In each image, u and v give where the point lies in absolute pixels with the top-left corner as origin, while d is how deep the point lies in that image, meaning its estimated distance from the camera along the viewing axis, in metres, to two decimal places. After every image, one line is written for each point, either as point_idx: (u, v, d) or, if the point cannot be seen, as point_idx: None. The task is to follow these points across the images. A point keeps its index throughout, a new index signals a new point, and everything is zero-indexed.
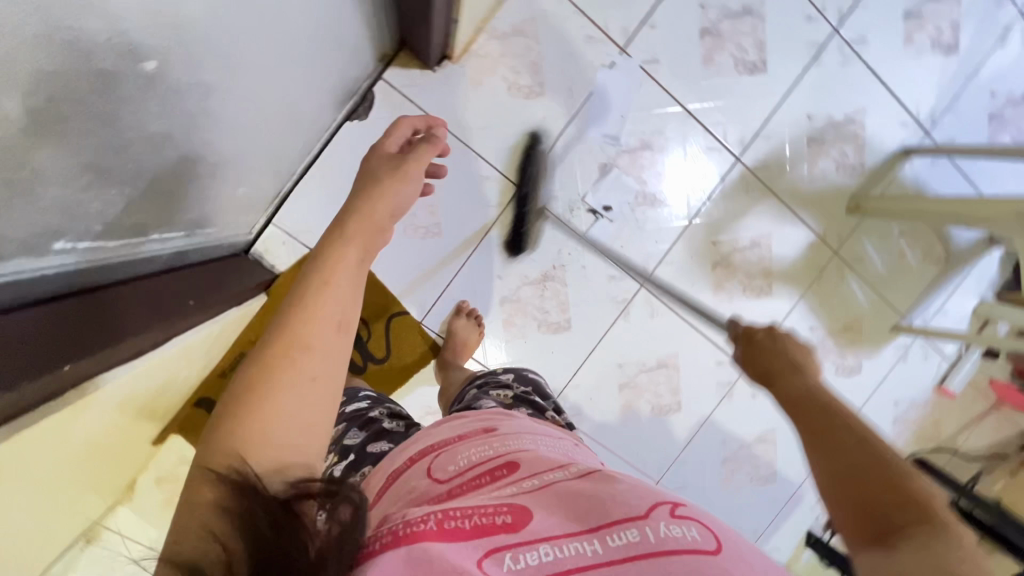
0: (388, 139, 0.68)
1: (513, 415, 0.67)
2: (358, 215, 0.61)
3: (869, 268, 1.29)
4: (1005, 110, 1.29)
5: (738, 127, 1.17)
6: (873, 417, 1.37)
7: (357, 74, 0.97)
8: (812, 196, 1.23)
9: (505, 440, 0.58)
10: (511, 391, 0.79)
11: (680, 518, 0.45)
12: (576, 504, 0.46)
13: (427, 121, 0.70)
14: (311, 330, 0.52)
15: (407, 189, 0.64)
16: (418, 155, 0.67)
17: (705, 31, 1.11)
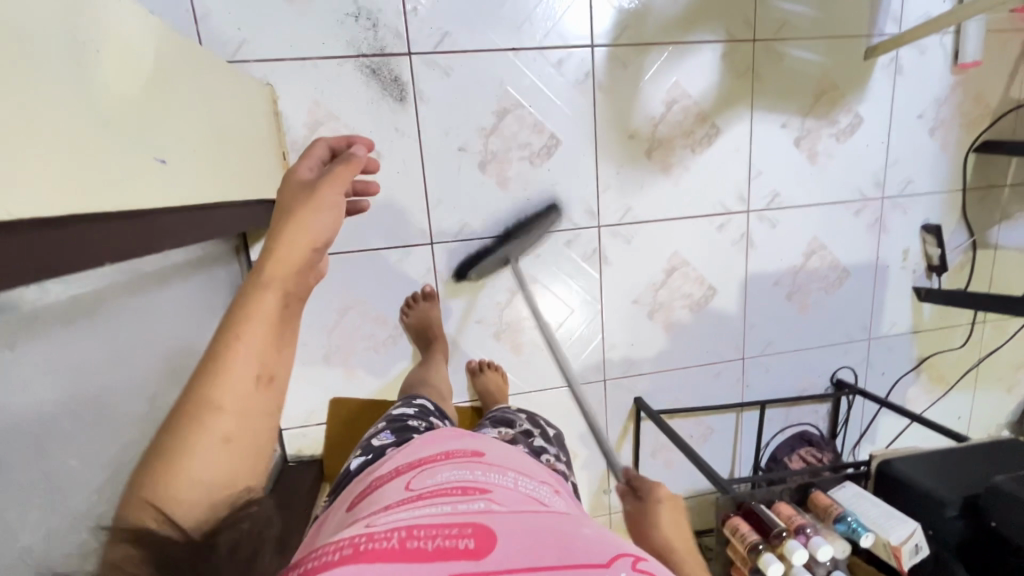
0: (301, 166, 0.66)
1: (513, 452, 0.64)
2: (274, 248, 0.59)
3: (799, 23, 1.09)
4: None
5: (569, 18, 1.01)
6: (905, 147, 1.21)
7: (230, 282, 0.97)
8: (691, 10, 1.05)
9: (486, 468, 0.55)
10: (511, 431, 0.87)
11: (641, 573, 0.38)
12: (547, 539, 0.40)
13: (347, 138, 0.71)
14: (224, 390, 0.52)
15: (323, 215, 0.62)
16: (331, 177, 0.64)
17: None
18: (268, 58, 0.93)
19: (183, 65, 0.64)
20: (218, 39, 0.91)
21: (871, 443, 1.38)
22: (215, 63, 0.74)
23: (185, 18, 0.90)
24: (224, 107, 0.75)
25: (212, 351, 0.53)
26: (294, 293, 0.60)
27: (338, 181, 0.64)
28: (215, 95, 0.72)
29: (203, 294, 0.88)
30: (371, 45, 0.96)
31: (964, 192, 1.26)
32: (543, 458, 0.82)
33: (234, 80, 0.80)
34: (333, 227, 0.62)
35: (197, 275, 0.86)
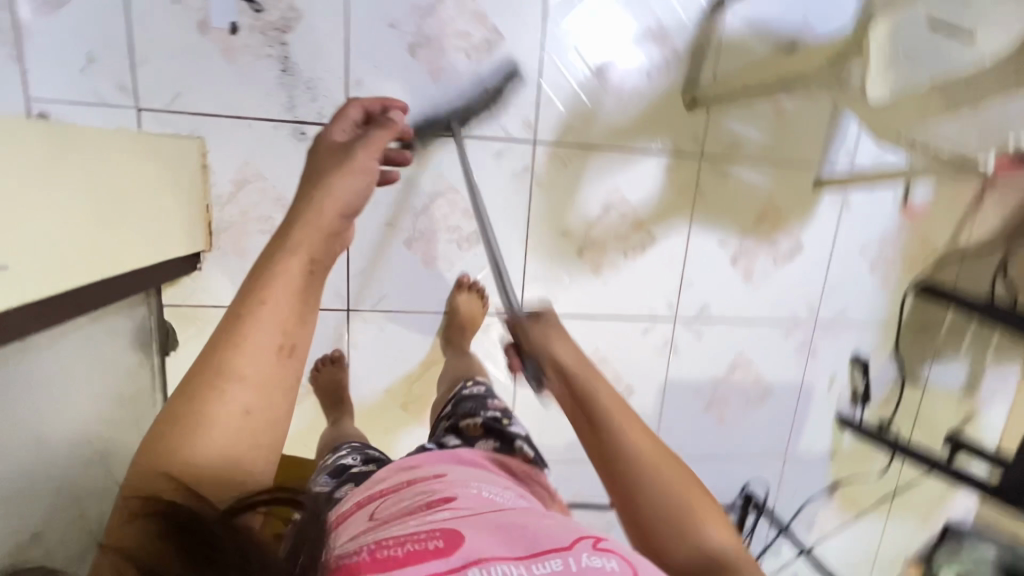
0: (337, 130, 0.81)
1: (473, 469, 0.60)
2: (302, 225, 0.68)
3: (750, 146, 1.09)
4: None
5: (513, 113, 1.01)
6: (844, 277, 1.20)
7: (133, 325, 0.96)
8: (641, 120, 1.05)
9: (447, 485, 0.53)
10: (477, 420, 0.83)
11: (602, 549, 0.41)
12: (514, 531, 0.43)
13: (381, 102, 0.87)
14: (245, 362, 0.58)
15: (352, 182, 0.75)
16: (367, 144, 0.79)
17: (414, 47, 0.96)
18: (202, 112, 0.93)
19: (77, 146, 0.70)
20: (153, 87, 0.91)
21: (775, 556, 1.38)
22: (121, 137, 0.79)
23: (123, 61, 0.90)
24: (127, 180, 0.79)
25: (233, 326, 0.59)
26: (315, 256, 0.68)
27: (371, 150, 0.78)
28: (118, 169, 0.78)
29: (94, 339, 0.86)
30: (310, 113, 0.96)
31: (899, 329, 1.26)
32: (515, 446, 0.78)
33: (144, 150, 0.84)
34: (363, 193, 0.75)
35: (92, 323, 0.85)
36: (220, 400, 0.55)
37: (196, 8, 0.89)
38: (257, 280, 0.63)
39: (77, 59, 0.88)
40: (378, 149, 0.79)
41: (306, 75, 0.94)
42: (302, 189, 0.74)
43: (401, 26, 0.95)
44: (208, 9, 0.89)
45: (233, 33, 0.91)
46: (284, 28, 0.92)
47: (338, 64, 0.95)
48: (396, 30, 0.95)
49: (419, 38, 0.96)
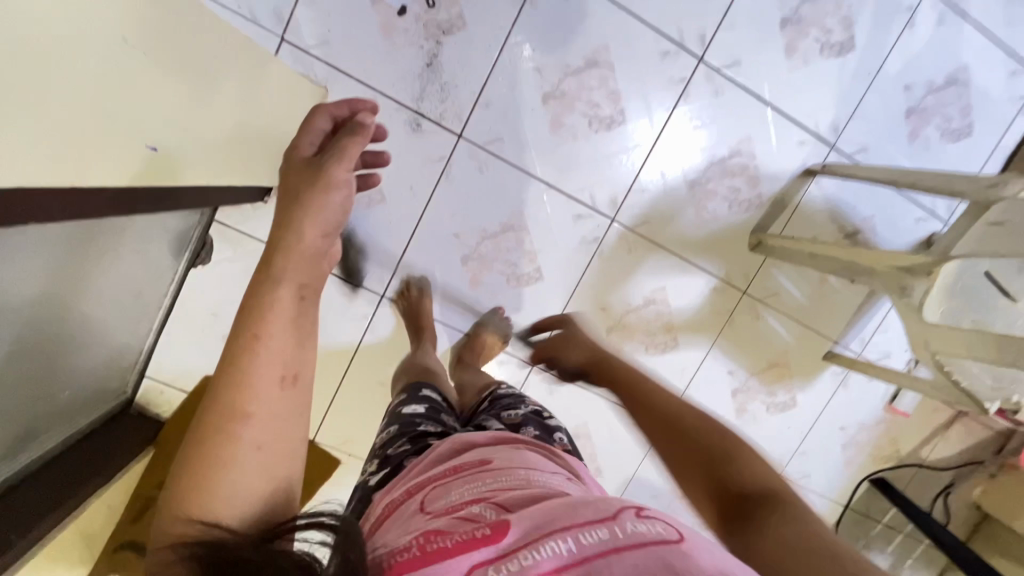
0: (303, 143, 0.67)
1: (514, 450, 0.61)
2: (282, 251, 0.57)
3: (787, 301, 1.18)
4: (926, 101, 1.12)
5: (605, 188, 1.08)
6: (818, 445, 1.29)
7: (185, 227, 0.94)
8: (708, 240, 1.13)
9: (496, 473, 0.54)
10: (519, 411, 0.80)
11: (646, 516, 0.43)
12: (556, 508, 0.44)
13: (349, 106, 0.69)
14: (250, 397, 0.50)
15: (331, 198, 0.62)
16: (342, 154, 0.64)
17: (548, 95, 1.02)
18: (339, 67, 0.96)
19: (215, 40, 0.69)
20: (305, 27, 0.94)
21: None
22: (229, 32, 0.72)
23: None
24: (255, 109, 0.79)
25: (230, 362, 0.51)
26: (311, 278, 0.58)
27: (345, 161, 0.64)
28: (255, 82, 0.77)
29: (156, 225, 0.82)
30: (431, 111, 1.00)
31: (844, 508, 1.35)
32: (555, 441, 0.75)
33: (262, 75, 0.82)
34: (345, 212, 0.64)
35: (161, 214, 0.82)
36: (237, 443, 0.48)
37: None
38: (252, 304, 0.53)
39: None
40: (355, 162, 0.65)
41: (444, 78, 0.99)
42: (277, 216, 0.61)
43: (544, 74, 1.01)
44: None
45: (398, 15, 0.95)
46: (445, 31, 0.97)
47: (477, 81, 1.00)
48: (539, 75, 1.01)
49: (555, 90, 1.02)
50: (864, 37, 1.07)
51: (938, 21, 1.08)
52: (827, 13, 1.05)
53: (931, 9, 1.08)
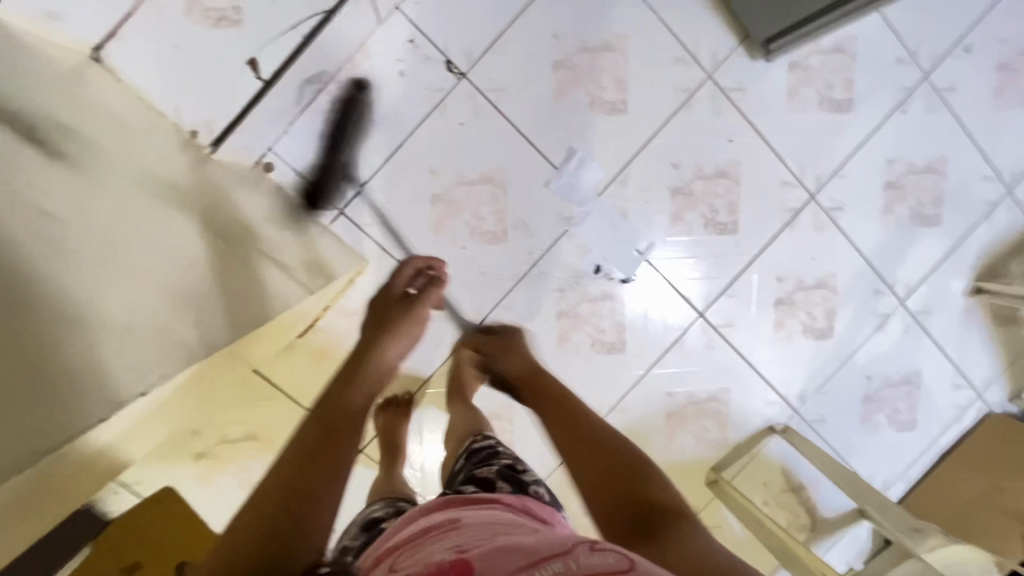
0: (396, 282, 0.88)
1: (488, 507, 0.66)
2: (369, 360, 0.75)
3: (728, 535, 1.26)
4: (882, 392, 1.26)
5: (592, 402, 1.16)
6: None
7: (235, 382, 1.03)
8: (670, 467, 1.21)
9: (459, 523, 0.61)
10: (492, 468, 0.81)
11: (600, 550, 0.52)
12: (518, 549, 0.52)
13: (430, 260, 0.91)
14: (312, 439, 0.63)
15: (416, 330, 0.83)
16: (427, 296, 0.85)
17: (562, 312, 1.12)
18: (384, 245, 1.04)
19: (193, 203, 0.81)
20: (366, 208, 1.02)
21: None
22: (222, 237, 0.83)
23: (360, 177, 1.01)
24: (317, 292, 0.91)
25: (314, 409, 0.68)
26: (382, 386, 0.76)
27: (429, 301, 0.85)
28: (272, 258, 0.88)
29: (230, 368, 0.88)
30: (456, 301, 1.08)
31: None
32: (529, 491, 0.76)
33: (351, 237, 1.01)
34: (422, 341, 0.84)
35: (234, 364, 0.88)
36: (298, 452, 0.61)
37: (440, 185, 1.04)
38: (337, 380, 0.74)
39: (330, 153, 0.99)
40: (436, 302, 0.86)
41: (477, 276, 1.08)
42: (366, 334, 0.81)
43: (563, 295, 1.11)
44: (447, 190, 1.04)
45: (452, 217, 1.05)
46: (489, 240, 1.07)
47: (503, 286, 1.09)
48: (560, 294, 1.11)
49: (570, 309, 1.12)
50: (841, 329, 1.21)
51: (904, 329, 1.24)
52: (815, 303, 1.19)
53: (901, 319, 1.24)
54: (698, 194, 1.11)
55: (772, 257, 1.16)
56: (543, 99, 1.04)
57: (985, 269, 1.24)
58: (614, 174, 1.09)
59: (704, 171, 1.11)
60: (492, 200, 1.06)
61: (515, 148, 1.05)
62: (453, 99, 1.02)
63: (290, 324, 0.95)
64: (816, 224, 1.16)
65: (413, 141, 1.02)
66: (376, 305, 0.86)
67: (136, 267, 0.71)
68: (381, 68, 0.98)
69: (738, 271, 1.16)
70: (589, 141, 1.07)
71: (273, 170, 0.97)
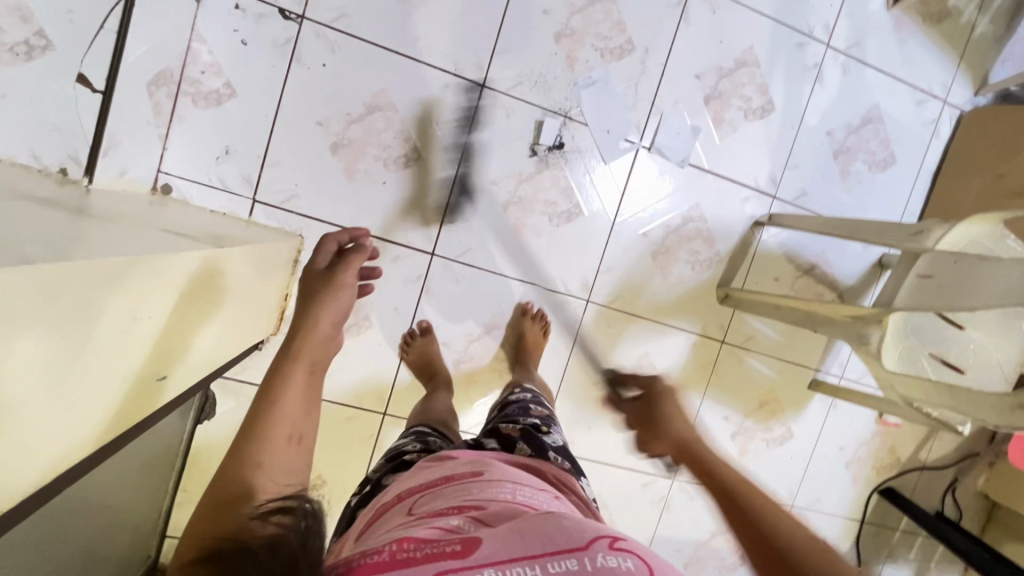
0: (320, 257, 0.93)
1: (515, 470, 0.64)
2: (303, 335, 0.83)
3: (763, 341, 1.25)
4: (848, 141, 1.22)
5: (576, 274, 1.15)
6: (820, 472, 1.34)
7: (237, 400, 1.07)
8: (678, 303, 1.20)
9: (483, 484, 0.58)
10: (516, 426, 0.81)
11: (619, 550, 0.46)
12: (529, 530, 0.46)
13: (349, 233, 0.97)
14: (274, 429, 0.70)
15: (341, 296, 0.90)
16: (348, 266, 0.92)
17: (508, 202, 1.10)
18: (309, 214, 1.03)
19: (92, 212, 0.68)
20: (275, 186, 1.01)
21: None
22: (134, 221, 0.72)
23: (255, 160, 1.00)
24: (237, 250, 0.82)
25: (265, 398, 0.74)
26: (316, 363, 0.83)
27: (351, 269, 0.91)
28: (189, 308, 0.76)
29: (216, 357, 0.86)
30: (403, 237, 1.07)
31: (860, 523, 1.39)
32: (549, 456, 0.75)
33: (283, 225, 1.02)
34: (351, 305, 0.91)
35: (210, 357, 0.84)
36: (265, 441, 0.69)
37: (333, 133, 1.02)
38: (285, 356, 0.81)
39: (217, 149, 0.99)
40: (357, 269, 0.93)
41: (410, 204, 1.06)
42: (300, 310, 0.88)
43: (501, 184, 1.09)
44: (343, 135, 1.02)
45: (359, 158, 1.03)
46: (404, 164, 1.05)
47: (440, 202, 1.07)
48: (496, 187, 1.09)
49: (514, 196, 1.10)
50: (781, 98, 1.17)
51: (842, 71, 1.19)
52: (744, 84, 1.15)
53: (835, 63, 1.19)
54: (581, 29, 1.07)
55: (681, 57, 1.12)
56: (388, 6, 1.00)
57: None
58: (492, 47, 1.05)
59: (577, 5, 1.07)
60: (388, 125, 1.03)
61: (384, 66, 1.02)
62: (304, 45, 0.99)
63: (224, 323, 0.84)
64: (708, 6, 1.11)
65: (286, 102, 1.00)
66: (302, 279, 0.93)
67: (129, 254, 0.55)
68: (222, 45, 0.96)
69: (655, 87, 1.12)
70: (452, 25, 1.03)
71: (174, 190, 0.98)
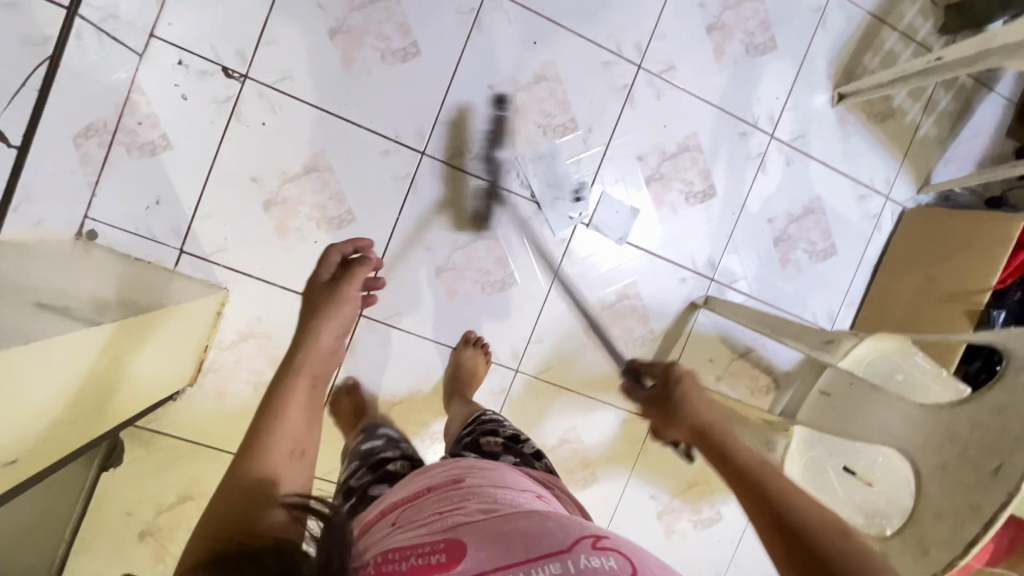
0: (322, 269, 0.89)
1: (500, 472, 0.61)
2: (305, 349, 0.80)
3: None
4: (790, 230, 1.23)
5: (507, 343, 1.14)
6: (748, 558, 1.31)
7: (146, 449, 1.05)
8: (609, 379, 1.19)
9: (465, 489, 0.56)
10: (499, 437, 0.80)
11: (602, 549, 0.45)
12: (514, 535, 0.46)
13: (353, 244, 0.90)
14: (268, 452, 0.66)
15: (345, 309, 0.86)
16: (351, 278, 0.87)
17: (440, 268, 1.10)
18: (236, 268, 1.03)
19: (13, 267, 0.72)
20: (204, 239, 1.01)
21: None
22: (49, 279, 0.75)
23: (185, 212, 1.00)
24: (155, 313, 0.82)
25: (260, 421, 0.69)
26: (320, 375, 0.80)
27: (354, 282, 0.87)
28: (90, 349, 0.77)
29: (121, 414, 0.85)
30: None
31: None
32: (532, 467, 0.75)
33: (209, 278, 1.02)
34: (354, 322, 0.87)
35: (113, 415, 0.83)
36: (263, 454, 0.65)
37: (267, 191, 1.02)
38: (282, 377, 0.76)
39: (148, 198, 0.99)
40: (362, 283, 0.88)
41: None
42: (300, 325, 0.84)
43: (435, 250, 1.09)
44: (277, 193, 1.03)
45: (292, 216, 1.04)
46: (337, 224, 1.05)
47: None
48: (430, 252, 1.09)
49: (447, 263, 1.10)
50: (724, 183, 1.19)
51: (786, 162, 1.21)
52: (686, 168, 1.17)
53: (779, 154, 1.21)
54: (525, 106, 1.09)
55: (625, 138, 1.14)
56: (332, 71, 1.02)
57: (843, 74, 1.21)
58: (434, 117, 1.06)
59: (522, 82, 1.09)
60: (324, 186, 1.04)
61: (324, 128, 1.03)
62: (245, 104, 1.00)
63: (142, 374, 0.85)
64: (654, 92, 1.14)
65: (222, 157, 1.00)
66: (305, 292, 0.88)
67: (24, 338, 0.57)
68: (161, 99, 0.97)
69: (598, 165, 1.13)
70: (396, 94, 1.04)
71: (99, 236, 0.98)
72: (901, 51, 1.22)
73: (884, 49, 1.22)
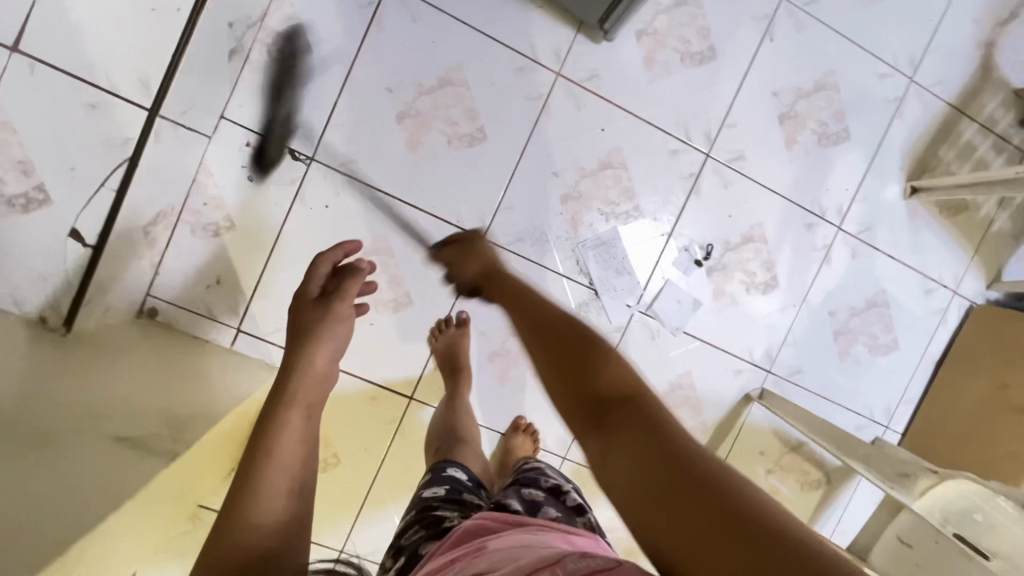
0: (313, 281, 0.84)
1: (528, 531, 0.56)
2: (299, 372, 0.77)
3: None
4: (851, 323, 1.19)
5: (556, 430, 1.12)
6: None
7: None
8: None
9: (484, 556, 0.51)
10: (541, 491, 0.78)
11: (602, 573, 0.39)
12: None
13: (342, 251, 0.86)
14: (266, 490, 0.67)
15: (340, 330, 0.81)
16: (344, 291, 0.83)
17: (494, 353, 1.08)
18: None
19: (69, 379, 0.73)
20: (262, 319, 1.01)
21: None
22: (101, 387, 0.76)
23: (244, 292, 1.00)
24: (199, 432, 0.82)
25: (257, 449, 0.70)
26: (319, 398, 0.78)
27: (346, 295, 0.82)
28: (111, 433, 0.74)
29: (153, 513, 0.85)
30: (384, 379, 1.05)
31: None
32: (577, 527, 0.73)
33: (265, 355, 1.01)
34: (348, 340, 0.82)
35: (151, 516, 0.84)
36: (260, 492, 0.67)
37: None
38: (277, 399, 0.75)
39: (209, 278, 0.98)
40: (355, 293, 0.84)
41: (394, 348, 1.05)
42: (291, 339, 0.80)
43: (490, 335, 1.08)
44: None
45: None
46: (394, 308, 1.04)
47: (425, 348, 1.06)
48: (484, 337, 1.07)
49: (500, 348, 1.08)
50: (786, 275, 1.15)
51: (851, 254, 1.17)
52: (749, 259, 1.13)
53: (845, 245, 1.17)
54: (589, 193, 1.07)
55: (688, 227, 1.11)
56: (397, 156, 1.00)
57: (916, 166, 1.17)
58: (497, 203, 1.04)
59: (587, 169, 1.06)
60: (383, 269, 1.03)
61: (386, 211, 1.02)
62: (310, 187, 0.99)
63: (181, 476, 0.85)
64: (721, 181, 1.11)
65: (285, 239, 0.99)
66: (295, 309, 0.84)
67: None
68: (227, 180, 0.97)
69: (659, 254, 1.11)
70: (460, 179, 1.03)
71: (159, 314, 0.97)
72: (979, 143, 1.17)
73: (961, 141, 1.17)
